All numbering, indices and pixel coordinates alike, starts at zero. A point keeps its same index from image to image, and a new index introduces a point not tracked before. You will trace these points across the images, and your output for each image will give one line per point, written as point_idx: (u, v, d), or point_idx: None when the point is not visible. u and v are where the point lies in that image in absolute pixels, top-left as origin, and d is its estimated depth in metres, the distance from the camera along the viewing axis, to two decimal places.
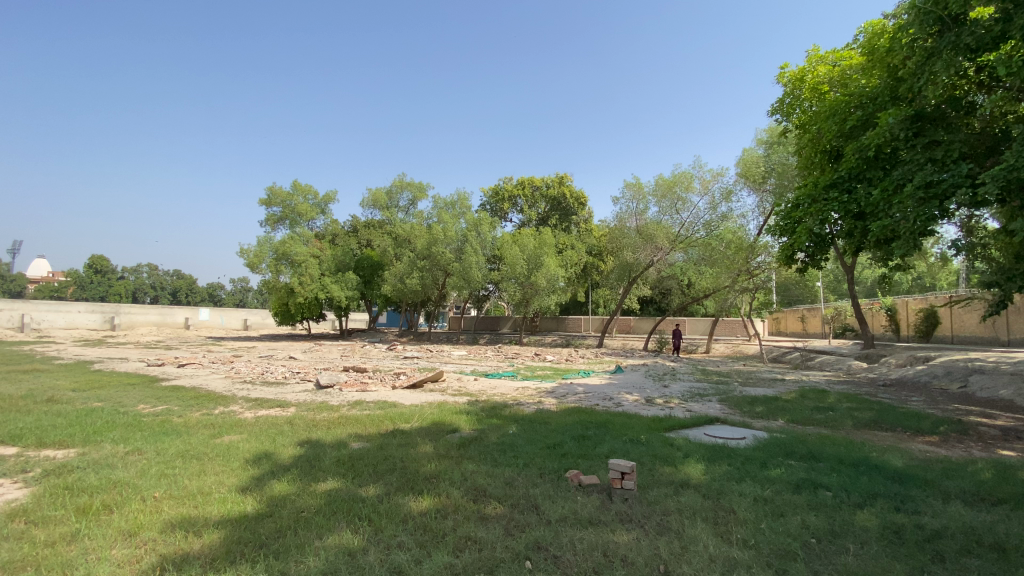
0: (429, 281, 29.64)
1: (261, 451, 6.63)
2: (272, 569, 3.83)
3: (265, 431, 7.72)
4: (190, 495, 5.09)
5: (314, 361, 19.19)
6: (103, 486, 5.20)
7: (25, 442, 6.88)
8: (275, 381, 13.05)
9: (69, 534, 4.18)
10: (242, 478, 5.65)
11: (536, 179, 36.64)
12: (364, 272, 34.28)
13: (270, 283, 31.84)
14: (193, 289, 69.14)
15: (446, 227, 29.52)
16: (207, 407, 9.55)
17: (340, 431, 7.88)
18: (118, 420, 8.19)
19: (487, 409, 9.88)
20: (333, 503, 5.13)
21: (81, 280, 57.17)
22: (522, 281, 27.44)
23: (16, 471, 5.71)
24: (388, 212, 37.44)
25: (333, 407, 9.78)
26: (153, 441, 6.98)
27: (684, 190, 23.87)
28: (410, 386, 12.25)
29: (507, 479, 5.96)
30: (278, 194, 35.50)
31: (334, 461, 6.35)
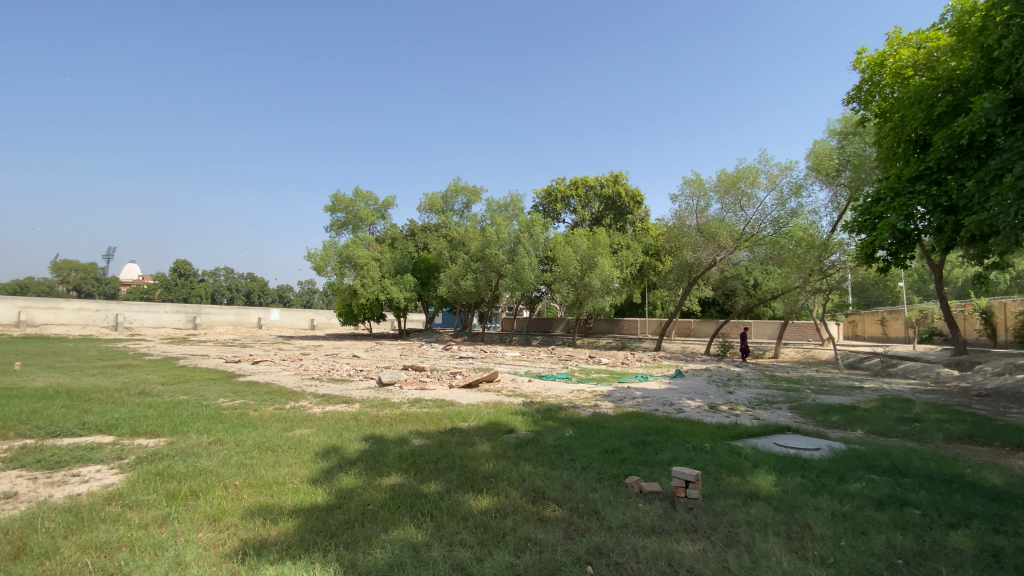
0: (483, 283, 29.94)
1: (329, 445, 6.94)
2: (341, 558, 3.98)
3: (332, 426, 8.08)
4: (266, 484, 5.40)
5: (375, 359, 19.89)
6: (190, 473, 5.63)
7: (122, 431, 7.57)
8: (340, 379, 13.63)
9: (160, 517, 4.54)
10: (313, 471, 5.93)
11: (591, 178, 36.24)
12: (421, 274, 35.17)
13: (335, 284, 33.38)
14: (264, 291, 73.63)
15: (499, 228, 29.71)
16: (279, 402, 10.12)
17: (402, 427, 8.12)
18: (200, 412, 8.83)
19: (543, 411, 9.83)
20: (397, 497, 5.27)
21: (167, 283, 62.45)
22: (576, 282, 27.13)
23: (115, 457, 6.29)
24: (444, 215, 38.24)
25: (393, 404, 10.07)
26: (231, 433, 7.48)
27: (749, 185, 22.77)
28: (467, 386, 12.41)
29: (566, 483, 5.89)
30: (341, 200, 37.18)
31: (397, 457, 6.54)
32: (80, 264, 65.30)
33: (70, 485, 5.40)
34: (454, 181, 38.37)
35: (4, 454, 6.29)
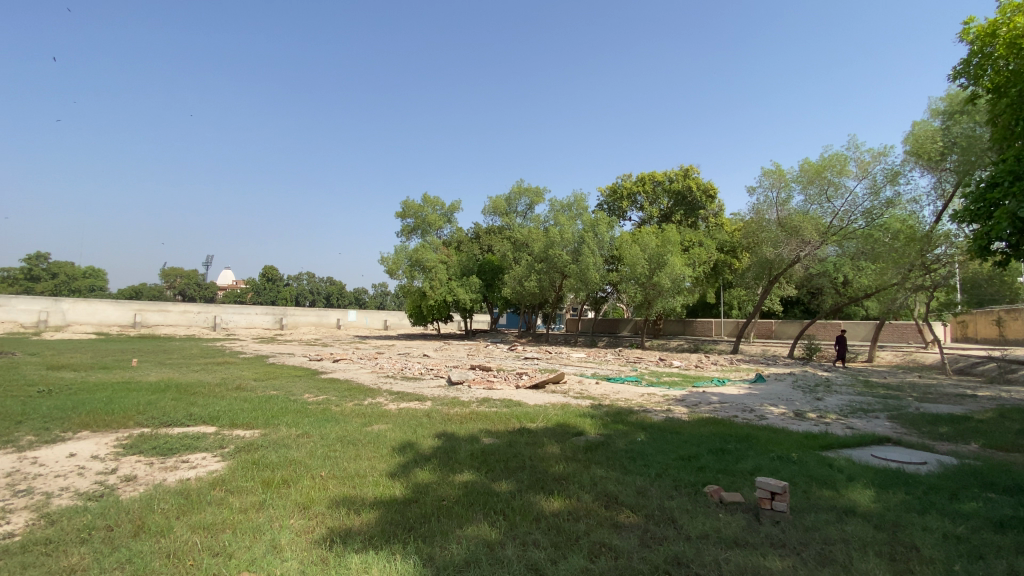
0: (547, 284, 29.83)
1: (404, 441, 7.20)
2: (420, 551, 4.10)
3: (407, 422, 8.39)
4: (348, 476, 5.68)
5: (445, 359, 20.42)
6: (281, 463, 6.05)
7: (222, 422, 8.28)
8: (412, 378, 14.13)
9: (257, 503, 4.92)
10: (390, 465, 6.17)
11: (658, 173, 35.11)
12: (486, 276, 35.68)
13: (405, 287, 34.74)
14: (342, 293, 77.85)
15: (563, 229, 29.44)
16: (357, 398, 10.67)
17: (472, 426, 8.27)
18: (288, 407, 9.48)
19: (613, 414, 9.63)
20: (471, 494, 5.36)
21: (257, 288, 67.96)
22: (644, 282, 26.36)
23: (217, 447, 6.90)
24: (508, 217, 38.58)
25: (463, 403, 10.28)
26: (317, 427, 7.98)
27: (836, 174, 21.08)
28: (534, 387, 12.43)
29: (640, 489, 5.72)
30: (410, 206, 38.53)
31: (469, 455, 6.65)
32: (184, 271, 72.59)
33: (181, 471, 5.98)
34: (518, 183, 38.62)
35: (127, 441, 7.08)
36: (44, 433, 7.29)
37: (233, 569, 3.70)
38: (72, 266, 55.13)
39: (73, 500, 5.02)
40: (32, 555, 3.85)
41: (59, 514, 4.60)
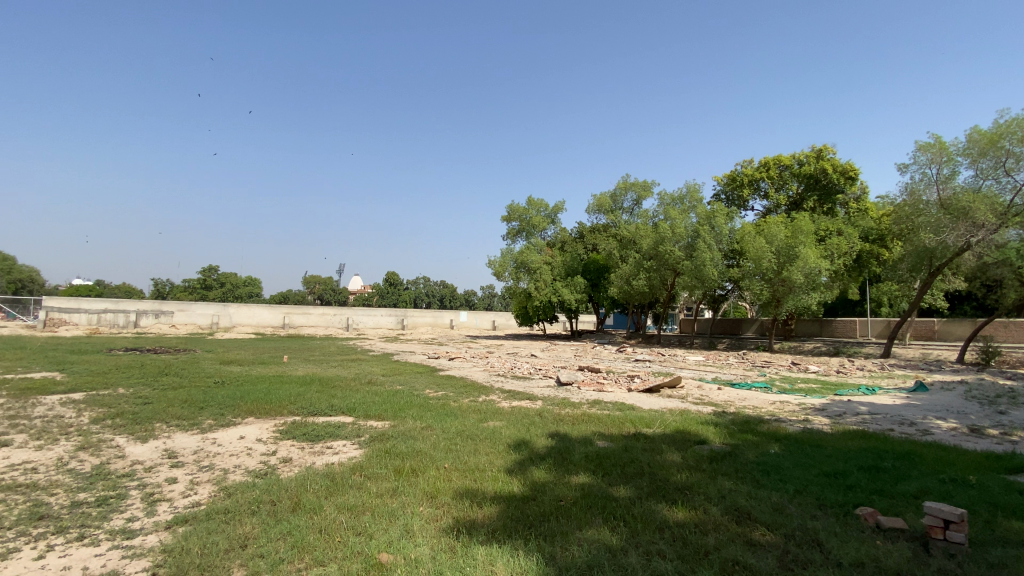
0: (658, 282, 28.50)
1: (520, 439, 7.34)
2: (542, 549, 4.12)
3: (521, 420, 8.56)
4: (469, 470, 5.93)
5: (554, 359, 20.48)
6: (410, 453, 6.50)
7: (357, 414, 9.13)
8: (523, 377, 14.41)
9: (390, 489, 5.32)
10: (508, 461, 6.32)
11: (785, 156, 31.98)
12: (592, 276, 35.18)
13: (512, 288, 35.60)
14: (454, 295, 81.65)
15: (674, 223, 27.99)
16: (472, 395, 11.14)
17: (586, 427, 8.18)
18: (411, 401, 10.17)
19: (739, 422, 8.92)
20: (588, 497, 5.29)
21: (381, 291, 74.27)
22: (771, 278, 24.14)
23: (354, 435, 7.64)
24: (615, 215, 37.73)
25: (575, 404, 10.21)
26: (439, 420, 8.47)
27: (1019, 141, 17.52)
28: (648, 390, 11.98)
29: (776, 505, 5.21)
30: (515, 210, 39.33)
31: (584, 457, 6.58)
32: (321, 278, 81.76)
33: (326, 455, 6.70)
34: (624, 179, 37.59)
35: (282, 427, 8.11)
36: (221, 417, 8.62)
37: (374, 549, 4.03)
38: (236, 276, 64.68)
39: (243, 476, 5.86)
40: (216, 522, 4.55)
41: (234, 488, 5.39)
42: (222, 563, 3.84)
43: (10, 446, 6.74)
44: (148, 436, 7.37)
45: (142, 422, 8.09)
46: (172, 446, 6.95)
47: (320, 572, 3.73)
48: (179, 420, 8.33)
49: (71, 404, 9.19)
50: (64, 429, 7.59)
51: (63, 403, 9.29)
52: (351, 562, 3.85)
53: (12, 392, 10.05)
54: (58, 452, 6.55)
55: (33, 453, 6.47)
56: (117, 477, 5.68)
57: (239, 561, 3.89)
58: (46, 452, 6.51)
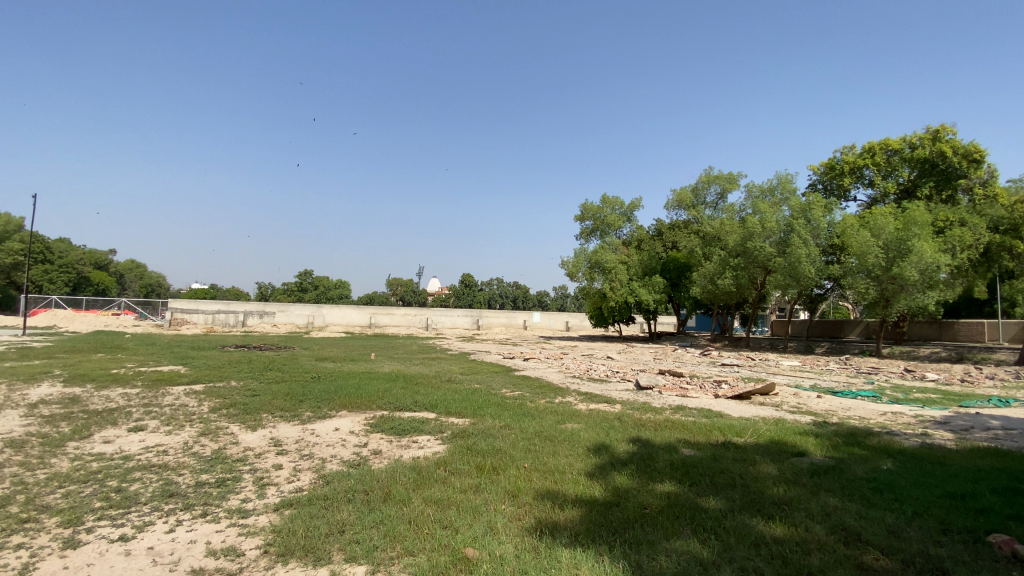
0: (746, 281, 26.71)
1: (599, 442, 7.21)
2: (628, 557, 4.01)
3: (600, 423, 8.41)
4: (549, 471, 5.91)
5: (632, 362, 19.89)
6: (491, 451, 6.60)
7: (438, 410, 9.45)
8: (600, 379, 14.16)
9: (473, 485, 5.44)
10: (588, 465, 6.23)
11: (894, 140, 28.84)
12: (672, 275, 33.85)
13: (586, 289, 35.15)
14: (528, 296, 82.06)
15: (764, 217, 26.19)
16: (549, 396, 11.12)
17: (669, 434, 7.87)
18: (489, 400, 10.35)
19: (843, 434, 8.13)
20: (675, 506, 5.08)
21: (458, 292, 76.64)
22: (878, 275, 21.85)
23: (437, 431, 7.93)
24: (696, 211, 36.06)
25: (657, 409, 9.85)
26: (517, 420, 8.55)
27: None
28: (736, 396, 11.31)
29: (891, 527, 4.68)
30: (589, 209, 38.79)
31: (668, 464, 6.32)
32: (401, 280, 85.80)
33: (412, 449, 7.00)
34: (706, 172, 35.80)
35: (372, 420, 8.59)
36: (318, 410, 9.30)
37: (460, 543, 4.13)
38: (327, 279, 69.68)
39: (339, 466, 6.27)
40: (317, 507, 4.90)
41: (331, 476, 5.79)
42: (323, 546, 4.13)
43: (146, 430, 7.72)
44: (256, 425, 8.12)
45: (252, 412, 8.94)
46: (277, 435, 7.60)
47: (410, 561, 3.90)
48: (283, 411, 9.11)
49: (193, 395, 10.36)
50: (188, 416, 8.56)
51: (187, 393, 10.48)
52: (438, 554, 3.98)
53: (147, 382, 11.52)
54: (184, 437, 7.39)
55: (164, 437, 7.36)
56: (232, 461, 6.31)
57: (338, 545, 4.16)
58: (175, 437, 7.38)
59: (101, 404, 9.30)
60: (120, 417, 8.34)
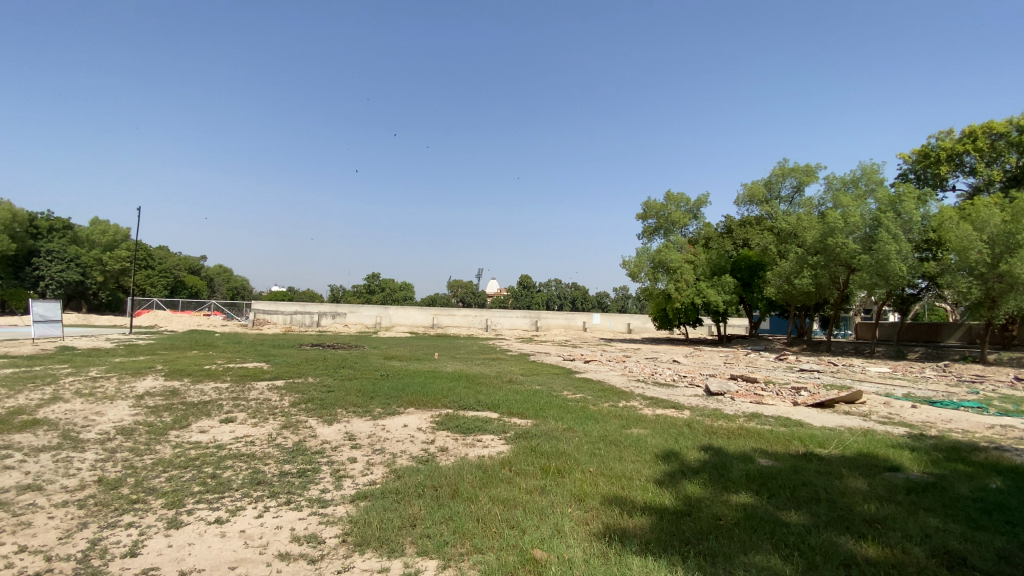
0: (828, 280, 24.86)
1: (667, 449, 6.97)
2: (702, 568, 3.85)
3: (667, 429, 8.13)
4: (616, 476, 5.78)
5: (700, 366, 19.10)
6: (555, 453, 6.56)
7: (502, 410, 9.53)
8: (666, 383, 13.69)
9: (539, 487, 5.43)
10: (656, 471, 6.03)
11: (1000, 122, 25.85)
12: (742, 274, 32.19)
13: (650, 290, 34.14)
14: (587, 297, 81.03)
15: (847, 211, 24.33)
16: (613, 399, 10.90)
17: (743, 442, 7.47)
18: (552, 402, 10.32)
19: (944, 448, 7.37)
20: (752, 519, 4.80)
21: (516, 294, 77.31)
22: (983, 273, 19.65)
23: (500, 430, 8.00)
24: (769, 206, 34.09)
25: (729, 416, 9.38)
26: (581, 423, 8.45)
27: None
28: (817, 404, 10.55)
29: (1007, 553, 4.17)
30: (652, 206, 37.64)
31: (743, 474, 6.00)
32: (461, 282, 87.56)
33: (476, 448, 7.11)
34: (780, 165, 33.77)
35: (438, 418, 8.82)
36: (387, 407, 9.67)
37: (528, 544, 4.13)
38: (392, 281, 72.41)
39: (409, 461, 6.48)
40: (389, 500, 5.09)
41: (402, 471, 5.99)
42: (396, 538, 4.27)
43: (235, 422, 8.36)
44: (332, 419, 8.57)
45: (328, 407, 9.45)
46: (351, 430, 7.99)
47: (480, 559, 3.94)
48: (355, 407, 9.57)
49: (275, 390, 11.10)
50: (271, 410, 9.19)
51: (270, 388, 11.26)
52: (507, 554, 3.99)
53: (234, 378, 12.47)
54: (268, 429, 7.95)
55: (251, 428, 7.95)
56: (311, 453, 6.69)
57: (410, 538, 4.29)
58: (260, 429, 7.94)
59: (196, 397, 10.19)
60: (213, 409, 9.10)
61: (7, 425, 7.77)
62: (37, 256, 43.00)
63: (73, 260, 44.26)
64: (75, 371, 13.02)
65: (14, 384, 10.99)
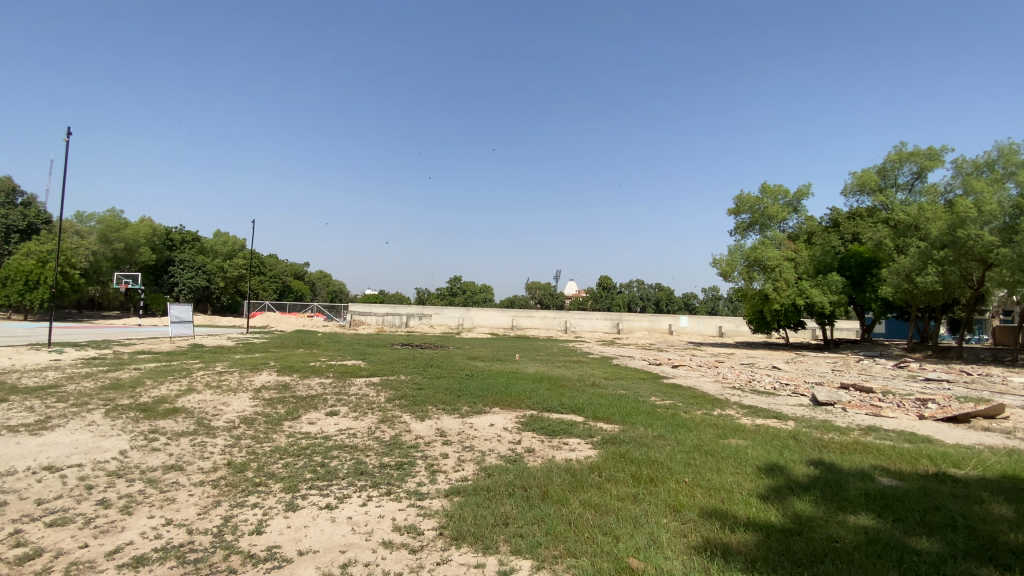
0: (958, 277, 21.82)
1: (771, 462, 6.48)
2: None
3: (769, 441, 7.57)
4: (715, 488, 5.47)
5: (803, 373, 17.56)
6: (646, 461, 6.35)
7: (587, 414, 9.42)
8: (764, 391, 12.77)
9: (631, 494, 5.28)
10: (759, 486, 5.63)
11: None
12: (852, 273, 29.25)
13: (743, 290, 31.98)
14: (672, 298, 77.76)
15: (982, 198, 21.26)
16: (706, 407, 10.35)
17: (859, 458, 6.76)
18: (639, 407, 10.01)
19: None
20: (876, 544, 4.30)
21: (596, 296, 76.19)
22: None
23: (587, 434, 7.90)
24: (884, 195, 30.63)
25: (841, 429, 8.54)
26: (672, 430, 8.12)
27: None
28: (948, 419, 9.30)
29: None
30: (745, 200, 35.22)
31: (862, 494, 5.41)
32: (541, 284, 87.85)
33: (564, 450, 7.08)
34: (897, 149, 30.18)
35: (523, 419, 8.91)
36: (474, 405, 9.95)
37: (623, 552, 4.03)
38: (474, 284, 74.40)
39: (498, 460, 6.60)
40: (481, 497, 5.21)
41: (492, 470, 6.12)
42: (491, 535, 4.36)
43: (339, 415, 9.01)
44: (423, 416, 8.97)
45: (420, 404, 9.92)
46: (442, 426, 8.30)
47: (574, 563, 3.91)
48: (445, 404, 9.93)
49: (372, 387, 11.83)
50: (369, 405, 9.81)
51: (367, 384, 12.02)
52: (602, 560, 3.92)
53: (336, 375, 13.42)
54: (368, 423, 8.48)
55: (353, 422, 8.52)
56: (406, 447, 7.04)
57: (503, 537, 4.35)
58: (361, 422, 8.50)
59: (305, 391, 11.13)
60: (319, 403, 9.90)
61: (154, 412, 8.97)
62: (172, 265, 49.27)
63: (201, 268, 50.19)
64: (205, 366, 14.73)
65: (158, 377, 12.67)
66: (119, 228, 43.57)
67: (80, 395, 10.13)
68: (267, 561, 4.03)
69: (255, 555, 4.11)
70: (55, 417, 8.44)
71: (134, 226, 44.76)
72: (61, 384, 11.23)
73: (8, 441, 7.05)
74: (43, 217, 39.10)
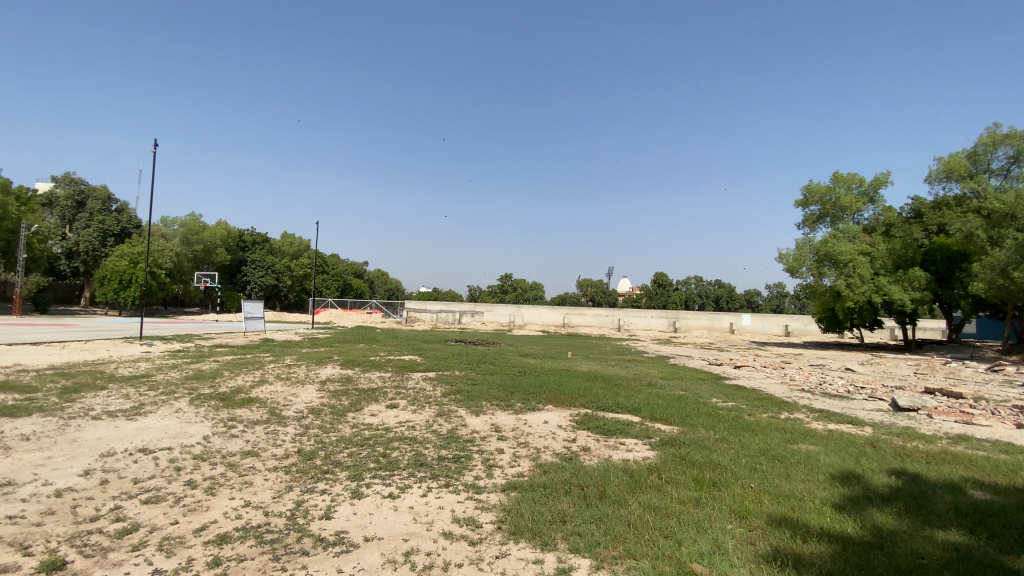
0: None
1: (846, 470, 6.07)
2: None
3: (844, 447, 7.10)
4: (784, 495, 5.20)
5: (883, 376, 16.28)
6: (708, 464, 6.14)
7: (643, 414, 9.22)
8: (837, 395, 11.97)
9: (693, 498, 5.12)
10: (834, 495, 5.29)
11: None
12: (938, 267, 26.94)
13: (812, 287, 30.13)
14: (732, 296, 74.52)
15: None
16: (773, 410, 9.84)
17: (947, 469, 6.20)
18: (700, 408, 9.68)
19: None
20: (968, 562, 3.94)
21: (650, 293, 74.32)
22: None
23: (644, 435, 7.73)
24: (975, 181, 27.85)
25: (927, 437, 7.89)
26: (736, 433, 7.80)
27: None
28: None
29: None
30: (814, 190, 33.12)
31: (953, 508, 4.96)
32: (593, 283, 86.71)
33: (620, 450, 6.98)
34: (988, 131, 27.45)
35: (577, 417, 8.86)
36: (527, 402, 9.97)
37: (686, 556, 3.92)
38: (525, 282, 74.69)
39: (553, 457, 6.59)
40: (538, 493, 5.24)
41: (547, 466, 6.12)
42: (548, 532, 4.37)
43: (398, 408, 9.31)
44: (478, 411, 9.09)
45: (475, 399, 10.10)
46: (497, 422, 8.41)
47: (633, 564, 3.84)
48: (499, 400, 10.04)
49: (429, 381, 12.15)
50: (426, 398, 10.09)
51: (423, 379, 12.34)
52: (663, 564, 3.83)
53: (396, 370, 13.90)
54: (426, 416, 8.72)
55: (412, 415, 8.79)
56: (463, 441, 7.18)
57: (561, 534, 4.35)
58: (419, 415, 8.75)
59: (366, 385, 11.57)
60: (379, 395, 10.29)
61: (232, 402, 9.64)
62: (245, 265, 52.84)
63: (271, 268, 53.45)
64: (275, 359, 15.63)
65: (234, 369, 13.62)
66: (198, 232, 47.16)
67: (169, 385, 11.04)
68: (337, 544, 4.25)
69: (325, 539, 4.33)
70: (146, 404, 9.27)
71: (211, 230, 48.29)
72: (151, 375, 12.23)
73: (109, 425, 7.82)
74: (134, 222, 42.89)
